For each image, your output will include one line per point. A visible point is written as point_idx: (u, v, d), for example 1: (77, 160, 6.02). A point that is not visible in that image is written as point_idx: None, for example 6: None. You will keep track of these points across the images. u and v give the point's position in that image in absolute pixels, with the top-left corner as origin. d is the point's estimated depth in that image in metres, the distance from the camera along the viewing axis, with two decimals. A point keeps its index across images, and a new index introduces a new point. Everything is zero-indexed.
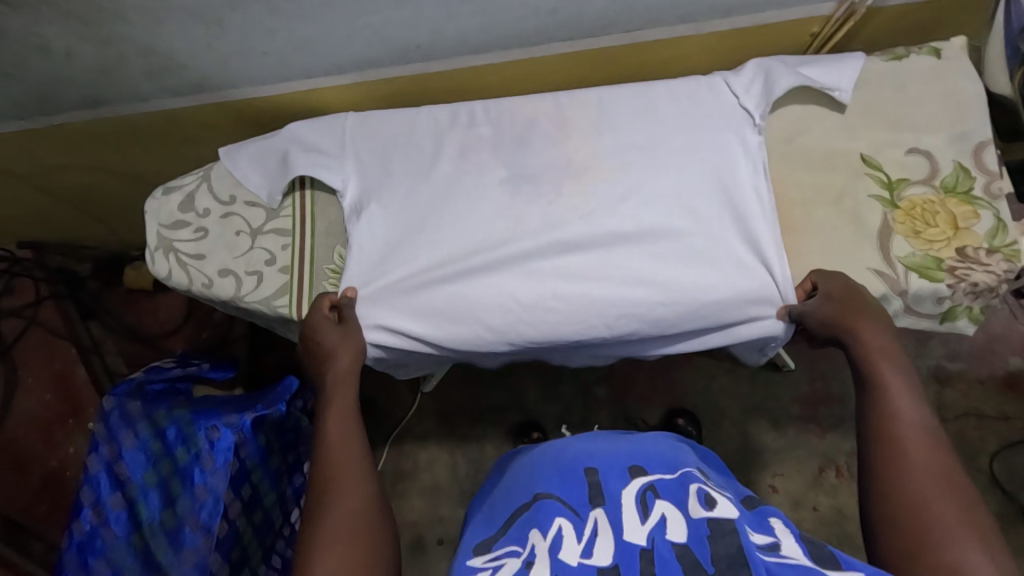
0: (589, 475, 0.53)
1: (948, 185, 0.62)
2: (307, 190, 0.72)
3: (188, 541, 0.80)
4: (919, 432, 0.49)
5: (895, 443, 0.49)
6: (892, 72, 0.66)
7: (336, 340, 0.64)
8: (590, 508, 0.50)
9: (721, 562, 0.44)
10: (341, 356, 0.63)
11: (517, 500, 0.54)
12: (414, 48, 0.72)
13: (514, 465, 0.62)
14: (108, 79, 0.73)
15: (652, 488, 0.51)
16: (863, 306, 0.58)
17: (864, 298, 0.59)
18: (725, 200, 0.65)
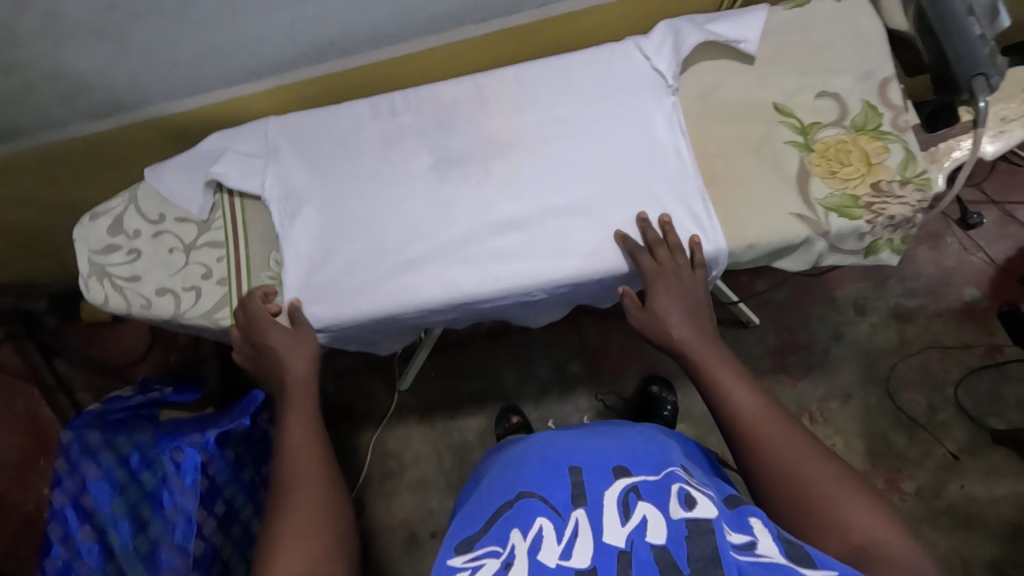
0: (572, 475, 0.53)
1: (858, 124, 0.64)
2: (235, 199, 0.71)
3: (166, 563, 0.80)
4: (763, 416, 0.54)
5: (754, 448, 0.52)
6: (797, 18, 0.67)
7: (287, 343, 0.65)
8: (573, 509, 0.50)
9: (697, 563, 0.43)
10: (298, 358, 0.65)
11: (499, 499, 0.54)
12: (327, 45, 0.71)
13: (500, 463, 0.62)
14: (20, 108, 0.71)
15: (634, 491, 0.51)
16: (680, 307, 0.63)
17: (689, 299, 0.63)
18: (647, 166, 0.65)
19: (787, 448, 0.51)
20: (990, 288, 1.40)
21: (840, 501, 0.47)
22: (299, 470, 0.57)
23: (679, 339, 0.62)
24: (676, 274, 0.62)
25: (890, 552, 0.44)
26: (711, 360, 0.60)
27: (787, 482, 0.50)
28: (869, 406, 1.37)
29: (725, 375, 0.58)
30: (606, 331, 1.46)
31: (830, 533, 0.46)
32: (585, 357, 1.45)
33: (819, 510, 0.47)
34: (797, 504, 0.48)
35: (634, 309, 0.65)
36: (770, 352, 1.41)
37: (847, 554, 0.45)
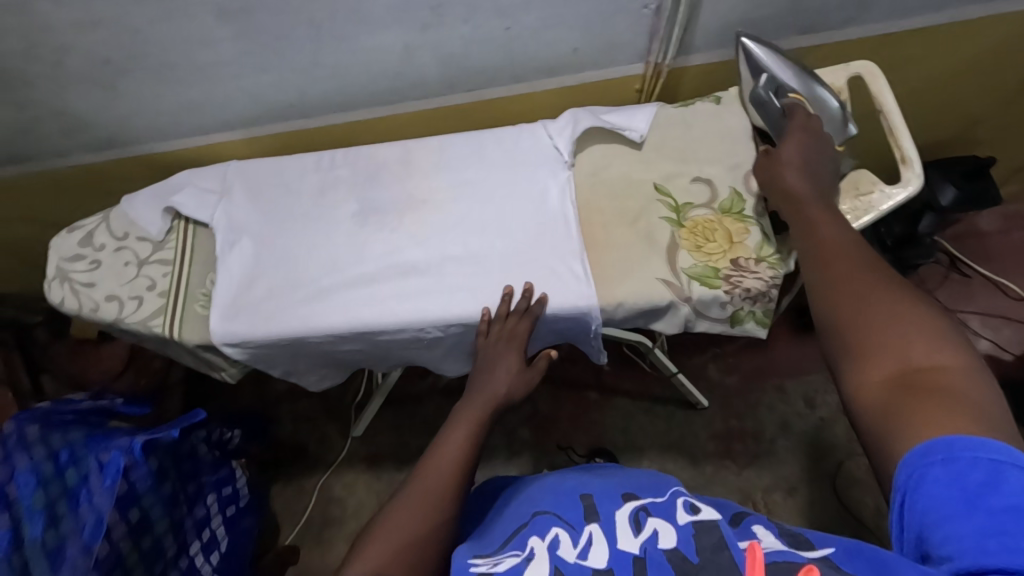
0: (584, 498, 0.58)
1: (724, 207, 0.72)
2: (188, 225, 0.82)
3: (68, 561, 0.84)
4: (854, 253, 0.54)
5: (829, 265, 0.54)
6: (680, 114, 0.77)
7: (505, 353, 0.71)
8: (586, 523, 0.54)
9: (705, 552, 0.47)
10: (500, 372, 0.72)
11: (518, 521, 0.59)
12: (288, 107, 0.84)
13: (514, 499, 0.66)
14: (29, 138, 0.85)
15: (644, 509, 0.54)
16: (800, 159, 0.64)
17: (810, 161, 0.64)
18: (537, 228, 0.74)
19: (870, 281, 0.50)
20: None
21: (911, 330, 0.46)
22: (430, 476, 0.62)
23: (793, 187, 0.63)
24: (812, 139, 0.66)
25: (952, 381, 0.43)
26: (818, 208, 0.60)
27: (860, 300, 0.49)
28: (813, 502, 1.35)
29: (820, 216, 0.59)
30: (557, 399, 1.49)
31: (887, 350, 0.46)
32: (534, 423, 1.48)
33: (875, 325, 0.47)
34: (859, 328, 0.48)
35: (760, 158, 0.69)
36: (717, 437, 1.42)
37: (897, 377, 0.45)
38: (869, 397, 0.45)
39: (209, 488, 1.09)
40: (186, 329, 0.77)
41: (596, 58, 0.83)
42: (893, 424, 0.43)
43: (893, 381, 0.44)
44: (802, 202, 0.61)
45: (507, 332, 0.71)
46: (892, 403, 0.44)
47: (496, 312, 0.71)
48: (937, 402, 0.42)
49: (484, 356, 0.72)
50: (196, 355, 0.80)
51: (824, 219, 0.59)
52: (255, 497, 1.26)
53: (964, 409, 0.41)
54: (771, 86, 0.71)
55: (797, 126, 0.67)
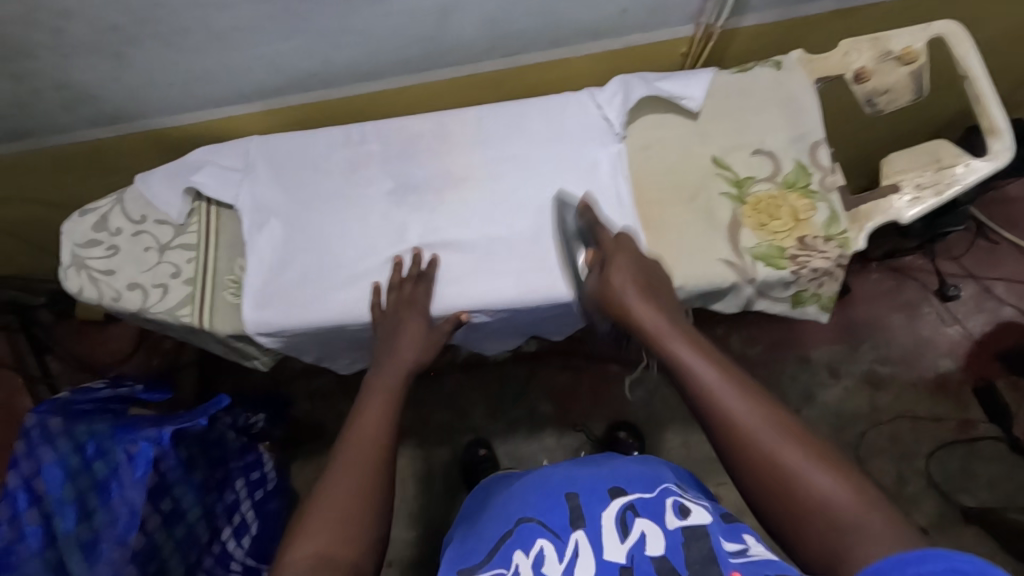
0: (570, 499, 0.55)
1: (789, 181, 0.68)
2: (210, 207, 0.77)
3: (104, 554, 0.82)
4: (720, 387, 0.51)
5: (716, 416, 0.50)
6: (740, 81, 0.72)
7: (403, 318, 0.67)
8: (572, 531, 0.52)
9: (695, 565, 0.47)
10: (405, 337, 0.66)
11: (500, 528, 0.56)
12: (311, 76, 0.78)
13: (502, 493, 0.63)
14: (28, 113, 0.78)
15: (631, 508, 0.53)
16: (634, 277, 0.59)
17: (642, 274, 0.60)
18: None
19: (748, 422, 0.49)
20: (965, 361, 1.40)
21: (804, 467, 0.46)
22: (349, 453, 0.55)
23: (649, 326, 0.58)
24: (634, 257, 0.62)
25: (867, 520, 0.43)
26: (674, 335, 0.56)
27: (761, 462, 0.47)
28: None
29: (678, 345, 0.55)
30: (578, 373, 1.47)
31: (806, 511, 0.45)
32: (556, 398, 1.46)
33: (782, 482, 0.46)
34: (773, 488, 0.47)
35: (592, 278, 0.62)
36: None
37: (817, 525, 0.45)
38: (812, 558, 0.45)
39: (237, 473, 1.06)
40: (216, 319, 0.73)
41: (644, 20, 0.77)
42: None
43: (818, 534, 0.44)
44: (658, 336, 0.57)
45: (406, 298, 0.68)
46: (832, 557, 0.44)
47: (389, 283, 0.69)
48: (867, 545, 0.42)
49: (385, 329, 0.68)
50: (227, 345, 0.76)
51: (682, 351, 0.55)
52: (281, 478, 1.24)
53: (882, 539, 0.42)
54: (575, 234, 0.67)
55: (611, 247, 0.62)
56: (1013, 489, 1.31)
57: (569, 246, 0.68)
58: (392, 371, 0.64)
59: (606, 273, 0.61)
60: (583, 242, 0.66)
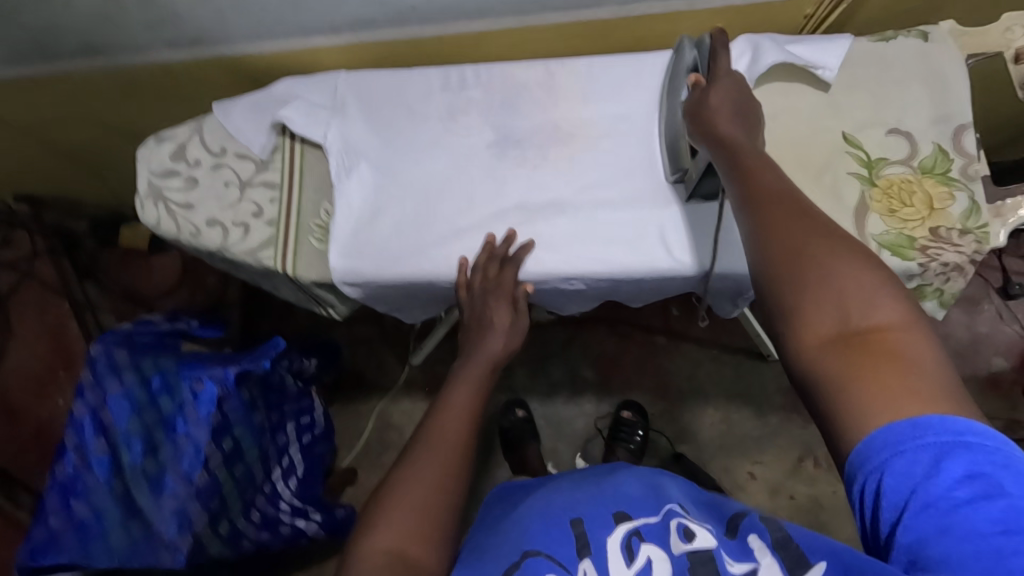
0: (576, 525, 0.50)
1: (925, 166, 0.63)
2: (296, 144, 0.73)
3: (169, 488, 0.82)
4: (783, 193, 0.48)
5: (758, 208, 0.47)
6: (879, 52, 0.67)
7: (496, 318, 0.68)
8: (579, 562, 0.47)
9: None
10: (494, 334, 0.68)
11: (500, 556, 0.49)
12: (408, 10, 0.72)
13: (489, 519, 0.58)
14: (105, 27, 0.74)
15: (637, 534, 0.48)
16: (728, 103, 0.57)
17: (740, 101, 0.58)
18: (671, 106, 0.66)
19: (800, 229, 0.45)
20: (1020, 362, 1.36)
21: (854, 289, 0.41)
22: (432, 444, 0.57)
23: (729, 137, 0.55)
24: (738, 89, 0.59)
25: (899, 345, 0.39)
26: (755, 155, 0.52)
27: (797, 260, 0.43)
28: None
29: (749, 158, 0.52)
30: (622, 341, 1.45)
31: (824, 314, 0.41)
32: (598, 363, 1.45)
33: (809, 279, 0.42)
34: (794, 286, 0.43)
35: (691, 95, 0.61)
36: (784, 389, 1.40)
37: (831, 326, 0.41)
38: (807, 347, 0.41)
39: (290, 417, 1.06)
40: (301, 264, 0.70)
41: None
42: (849, 398, 0.38)
43: (833, 348, 0.40)
44: (734, 148, 0.54)
45: (492, 281, 0.66)
46: (832, 361, 0.40)
47: (476, 261, 0.67)
48: (884, 362, 0.38)
49: (472, 311, 0.69)
50: (306, 291, 0.73)
51: (756, 163, 0.52)
52: (327, 423, 1.25)
53: (920, 384, 0.37)
54: (690, 69, 0.65)
55: (720, 74, 0.60)
56: None
57: (679, 84, 0.66)
58: (479, 364, 0.67)
59: (705, 92, 0.59)
60: (696, 73, 0.64)
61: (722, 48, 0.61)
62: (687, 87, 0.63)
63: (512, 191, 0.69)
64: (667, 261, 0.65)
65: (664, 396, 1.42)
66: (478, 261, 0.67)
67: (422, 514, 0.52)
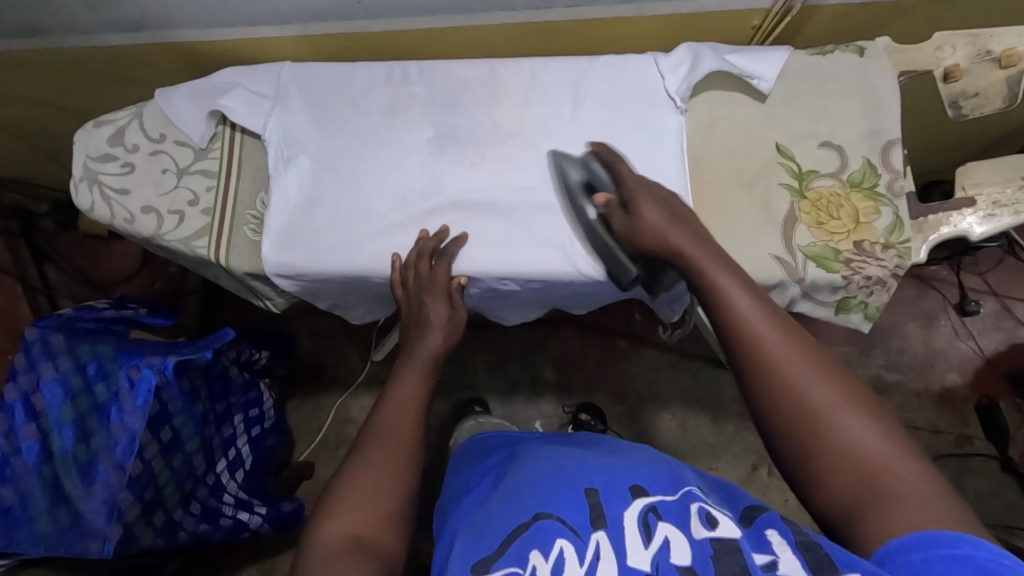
0: (590, 495, 0.48)
1: (854, 180, 0.64)
2: (236, 133, 0.73)
3: (101, 476, 0.80)
4: (766, 324, 0.48)
5: (750, 349, 0.48)
6: (816, 66, 0.67)
7: (435, 314, 0.67)
8: (592, 531, 0.46)
9: None
10: (435, 329, 0.66)
11: (510, 517, 0.48)
12: (354, 4, 0.72)
13: (489, 489, 0.57)
14: (46, 7, 0.73)
15: (654, 511, 0.46)
16: (666, 216, 0.58)
17: (674, 211, 0.58)
18: (568, 199, 0.67)
19: (794, 369, 0.46)
20: (973, 378, 1.38)
21: (847, 422, 0.44)
22: (381, 433, 0.56)
23: (689, 254, 0.55)
24: (659, 196, 0.60)
25: (899, 481, 0.42)
26: (720, 267, 0.53)
27: (798, 411, 0.45)
28: None
29: (721, 277, 0.52)
30: (585, 343, 1.46)
31: (838, 465, 0.44)
32: (559, 365, 1.45)
33: (816, 434, 0.44)
34: (805, 439, 0.45)
35: (617, 221, 0.61)
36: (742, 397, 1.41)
37: (852, 479, 0.43)
38: (829, 503, 0.44)
39: (237, 408, 1.05)
40: (235, 254, 0.69)
41: None
42: (863, 534, 0.42)
43: (848, 490, 0.43)
44: (701, 264, 0.54)
45: (422, 280, 0.66)
46: (851, 507, 0.43)
47: (406, 258, 0.67)
48: (901, 502, 0.41)
49: (410, 309, 0.68)
50: (241, 282, 0.73)
51: (729, 290, 0.51)
52: (280, 416, 1.24)
53: (931, 505, 0.40)
54: (585, 185, 0.66)
55: (629, 184, 0.61)
56: (996, 505, 1.31)
57: (578, 198, 0.66)
58: (422, 357, 0.65)
59: (634, 212, 0.60)
60: (596, 189, 0.65)
61: (619, 163, 0.63)
62: (597, 206, 0.64)
63: (449, 190, 0.69)
64: (600, 265, 0.65)
65: (622, 400, 1.42)
66: (409, 260, 0.67)
67: (378, 497, 0.52)
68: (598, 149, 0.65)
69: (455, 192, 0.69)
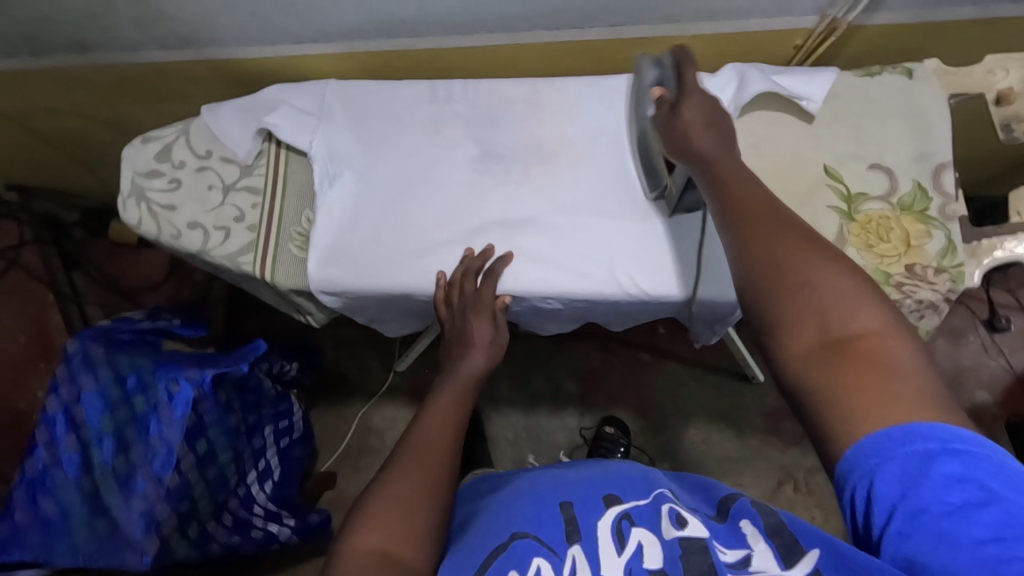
0: (564, 509, 0.51)
1: (904, 203, 0.63)
2: (281, 150, 0.73)
3: (139, 488, 0.81)
4: (768, 207, 0.47)
5: (743, 219, 0.47)
6: (865, 87, 0.67)
7: (476, 336, 0.68)
8: (568, 546, 0.47)
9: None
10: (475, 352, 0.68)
11: (488, 537, 0.50)
12: (399, 22, 0.73)
13: (480, 503, 0.58)
14: (96, 24, 0.74)
15: (627, 517, 0.49)
16: (705, 117, 0.57)
17: (712, 112, 0.57)
18: (640, 120, 0.66)
19: (786, 239, 0.44)
20: (1002, 397, 1.36)
21: (837, 298, 0.41)
22: (416, 447, 0.56)
23: (704, 150, 0.55)
24: (706, 103, 0.59)
25: (880, 350, 0.38)
26: (729, 165, 0.53)
27: (777, 271, 0.43)
28: None
29: (727, 172, 0.52)
30: (608, 356, 1.45)
31: (808, 322, 0.41)
32: (582, 377, 1.45)
33: (792, 288, 0.42)
34: (782, 292, 0.42)
35: (660, 116, 0.60)
36: (767, 413, 1.39)
37: (820, 338, 0.40)
38: (794, 357, 0.41)
39: (267, 420, 1.05)
40: (280, 271, 0.70)
41: (767, 5, 0.70)
42: (834, 401, 0.38)
43: (818, 355, 0.40)
44: (709, 160, 0.54)
45: (470, 294, 0.66)
46: (822, 367, 0.39)
47: (452, 275, 0.67)
48: (875, 369, 0.38)
49: (453, 328, 0.69)
50: (284, 297, 0.73)
51: (734, 179, 0.51)
52: (307, 428, 1.24)
53: (909, 391, 0.37)
54: (653, 82, 0.64)
55: (689, 88, 0.59)
56: None
57: (644, 97, 0.65)
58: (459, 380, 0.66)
59: (677, 108, 0.59)
60: (660, 86, 0.63)
61: (686, 63, 0.61)
62: (653, 102, 0.63)
63: (495, 209, 0.69)
64: (645, 286, 0.65)
65: (646, 413, 1.41)
66: (455, 277, 0.67)
67: (407, 508, 0.50)
68: (685, 71, 0.61)
69: (500, 210, 0.69)
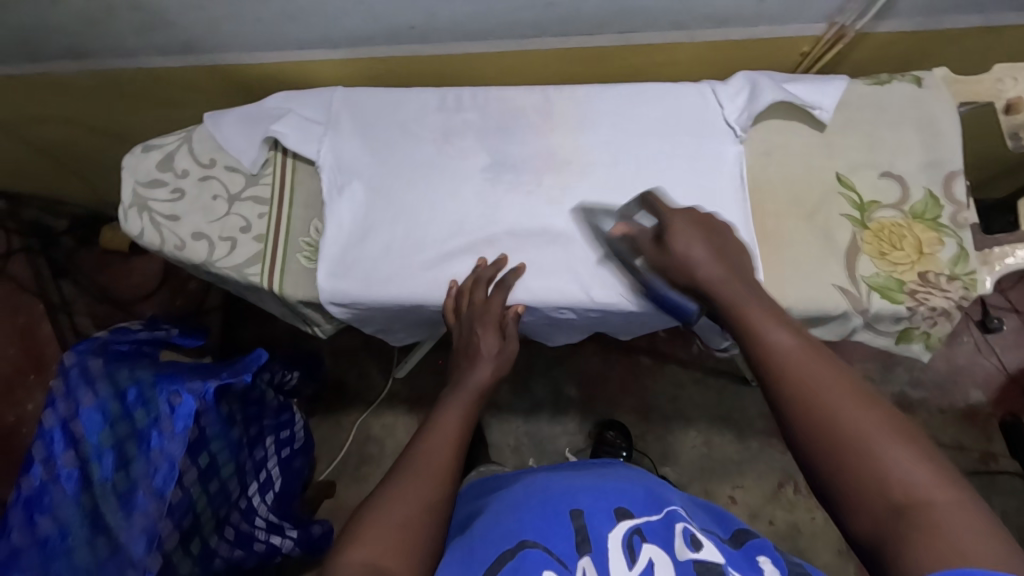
0: (574, 518, 0.51)
1: (916, 211, 0.64)
2: (288, 159, 0.72)
3: (140, 505, 0.78)
4: (797, 347, 0.46)
5: (770, 363, 0.46)
6: (874, 95, 0.68)
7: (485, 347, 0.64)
8: (578, 558, 0.48)
9: None
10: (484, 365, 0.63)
11: (495, 546, 0.50)
12: (406, 29, 0.72)
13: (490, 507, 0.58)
14: (94, 31, 0.72)
15: (637, 532, 0.50)
16: (710, 249, 0.57)
17: (715, 243, 0.58)
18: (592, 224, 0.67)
19: (820, 373, 0.43)
20: (996, 395, 1.35)
21: (886, 448, 0.39)
22: (422, 461, 0.53)
23: (714, 281, 0.55)
24: (704, 228, 0.60)
25: (941, 518, 0.36)
26: (749, 300, 0.52)
27: (823, 418, 0.41)
28: None
29: (753, 311, 0.51)
30: (608, 359, 1.46)
31: (869, 491, 0.38)
32: (582, 381, 1.44)
33: (847, 454, 0.39)
34: (831, 448, 0.40)
35: (647, 254, 0.60)
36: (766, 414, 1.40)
37: (893, 526, 0.37)
38: (859, 526, 0.38)
39: (269, 430, 1.04)
40: (288, 282, 0.68)
41: (776, 13, 0.70)
42: (899, 560, 0.35)
43: (887, 521, 0.37)
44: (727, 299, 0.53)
45: (479, 306, 0.64)
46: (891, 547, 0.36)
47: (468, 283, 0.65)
48: (943, 546, 0.34)
49: (460, 338, 0.66)
50: (291, 309, 0.72)
51: (758, 322, 0.50)
52: (308, 438, 1.22)
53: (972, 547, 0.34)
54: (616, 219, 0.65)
55: (668, 215, 0.61)
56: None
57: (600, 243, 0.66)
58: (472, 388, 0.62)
59: (663, 243, 0.59)
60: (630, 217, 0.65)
61: (653, 197, 0.63)
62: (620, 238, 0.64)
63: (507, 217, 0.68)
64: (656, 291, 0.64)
65: (646, 416, 1.42)
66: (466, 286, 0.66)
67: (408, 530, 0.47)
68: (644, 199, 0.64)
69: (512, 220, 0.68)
